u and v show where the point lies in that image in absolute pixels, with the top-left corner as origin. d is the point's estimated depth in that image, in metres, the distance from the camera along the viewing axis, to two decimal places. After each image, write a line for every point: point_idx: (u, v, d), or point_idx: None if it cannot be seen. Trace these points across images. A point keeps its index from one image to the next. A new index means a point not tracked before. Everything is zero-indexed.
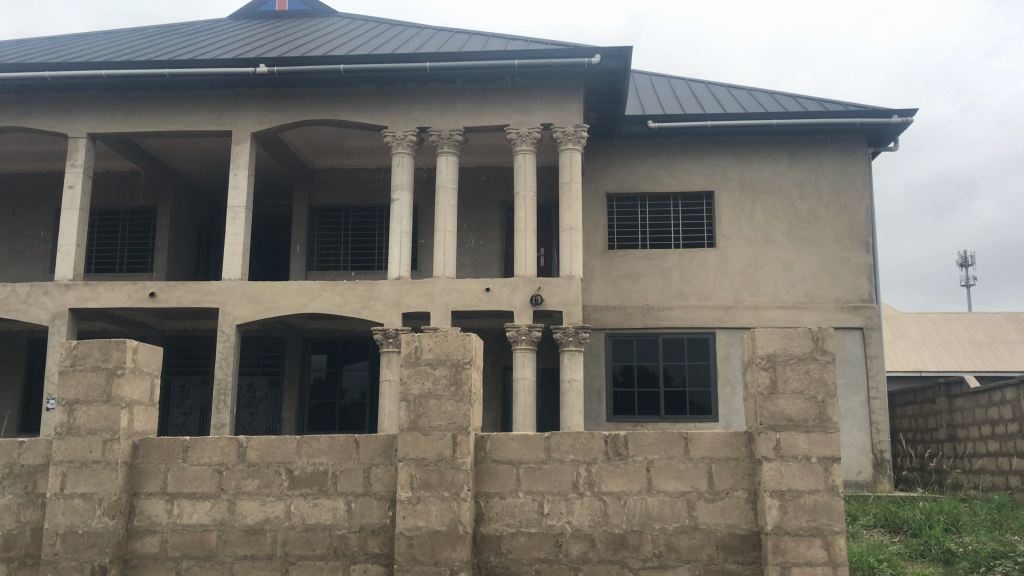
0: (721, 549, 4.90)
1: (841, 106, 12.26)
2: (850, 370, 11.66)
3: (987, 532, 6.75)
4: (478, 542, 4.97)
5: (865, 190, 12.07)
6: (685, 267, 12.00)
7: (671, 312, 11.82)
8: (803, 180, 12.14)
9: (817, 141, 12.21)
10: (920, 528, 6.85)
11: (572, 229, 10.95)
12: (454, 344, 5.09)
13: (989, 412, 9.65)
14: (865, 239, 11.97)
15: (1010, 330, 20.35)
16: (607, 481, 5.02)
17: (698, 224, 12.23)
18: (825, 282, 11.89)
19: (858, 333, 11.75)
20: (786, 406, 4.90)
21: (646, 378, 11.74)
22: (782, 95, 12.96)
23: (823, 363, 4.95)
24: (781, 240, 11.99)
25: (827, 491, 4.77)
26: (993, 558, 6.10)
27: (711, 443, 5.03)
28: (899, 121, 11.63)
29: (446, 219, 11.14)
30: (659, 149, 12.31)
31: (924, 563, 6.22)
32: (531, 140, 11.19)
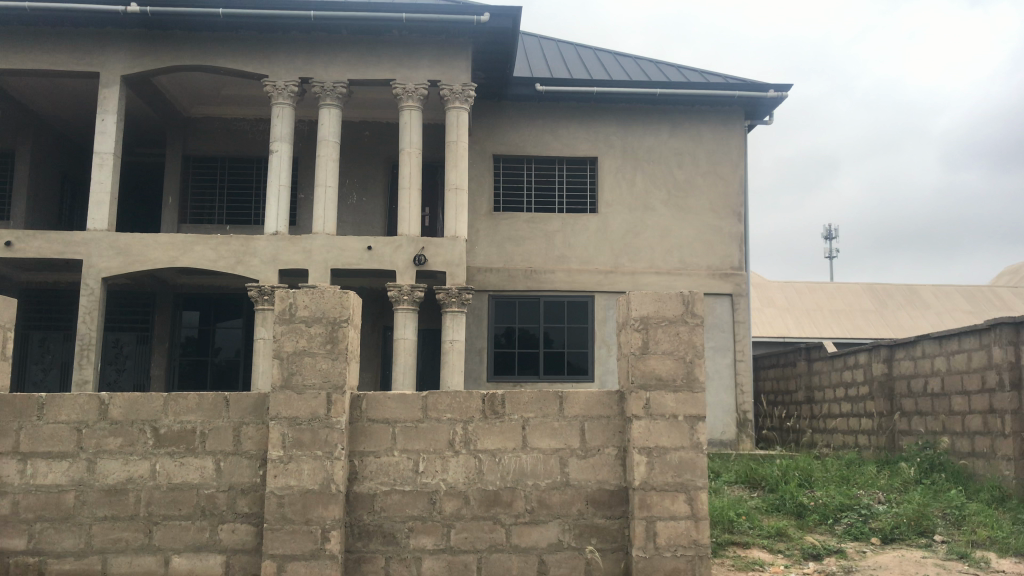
0: (590, 505, 5.04)
1: (720, 78, 12.61)
2: (719, 334, 12.12)
3: (837, 486, 7.19)
4: (351, 500, 4.96)
5: (740, 162, 12.48)
6: (567, 231, 12.14)
7: (552, 275, 11.96)
8: (682, 149, 12.44)
9: (697, 112, 12.53)
10: (777, 484, 7.26)
11: (457, 188, 10.88)
12: (331, 301, 4.99)
13: (843, 375, 10.23)
14: (737, 209, 12.41)
15: (865, 300, 21.62)
16: (483, 439, 5.06)
17: (581, 189, 12.38)
18: (699, 249, 12.28)
19: (727, 299, 12.21)
20: (656, 365, 5.05)
21: (526, 339, 11.88)
22: (665, 65, 13.21)
23: (692, 325, 5.12)
24: (659, 207, 12.29)
25: (692, 447, 4.97)
26: (839, 511, 6.52)
27: (584, 402, 5.14)
28: (774, 96, 12.09)
29: (327, 174, 10.87)
30: (545, 113, 12.35)
31: (778, 516, 6.59)
32: (417, 96, 11.01)
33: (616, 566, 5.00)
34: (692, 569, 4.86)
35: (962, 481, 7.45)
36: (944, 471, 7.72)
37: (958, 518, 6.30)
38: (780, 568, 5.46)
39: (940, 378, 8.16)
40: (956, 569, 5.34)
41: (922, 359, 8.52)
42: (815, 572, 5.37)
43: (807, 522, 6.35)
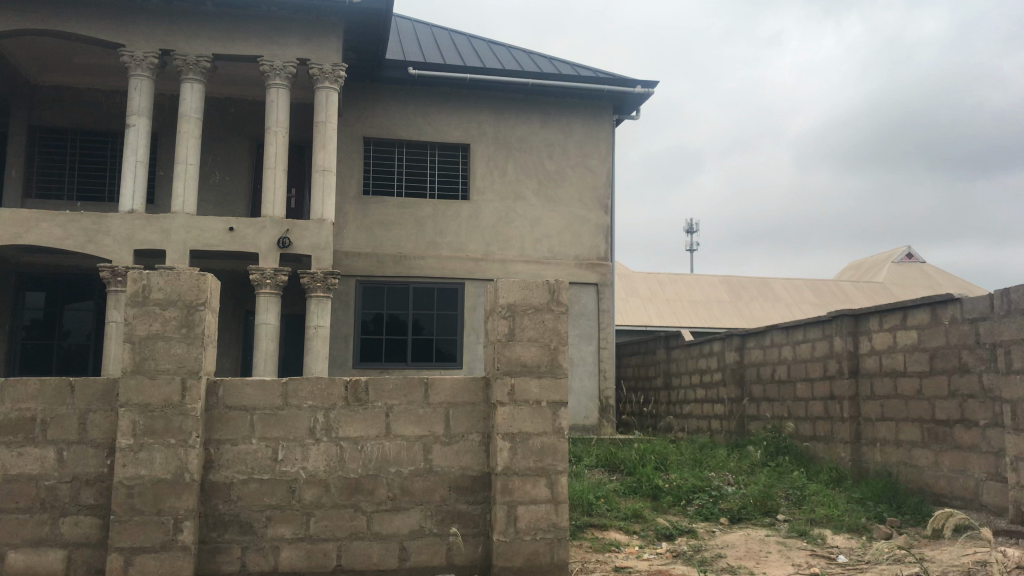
0: (452, 491, 5.06)
1: (591, 71, 12.87)
2: (584, 322, 12.38)
3: (690, 468, 7.50)
4: (206, 490, 4.80)
5: (607, 155, 12.78)
6: (438, 217, 12.09)
7: (422, 261, 11.89)
8: (552, 140, 12.62)
9: (568, 104, 12.73)
10: (634, 467, 7.51)
11: (325, 171, 10.66)
12: (188, 283, 4.79)
13: (699, 363, 10.67)
14: (605, 200, 12.71)
15: (722, 292, 22.59)
16: (346, 426, 5.00)
17: (452, 175, 12.36)
18: (566, 239, 12.50)
19: (593, 288, 12.50)
20: (521, 352, 5.12)
21: (394, 326, 11.78)
22: (538, 55, 13.35)
23: (558, 313, 5.21)
24: (529, 196, 12.42)
25: (554, 433, 5.07)
26: (692, 492, 6.81)
27: (449, 389, 5.14)
28: (642, 92, 12.47)
29: (188, 151, 10.42)
30: (418, 98, 12.26)
31: (635, 498, 6.82)
32: (285, 75, 10.70)
33: (476, 551, 5.05)
34: (551, 551, 4.96)
35: (804, 463, 7.92)
36: (788, 453, 8.18)
37: (799, 497, 6.69)
38: (635, 549, 5.64)
39: (787, 366, 8.63)
40: (796, 546, 5.67)
41: (770, 348, 8.98)
42: (667, 552, 5.59)
43: (661, 504, 6.60)
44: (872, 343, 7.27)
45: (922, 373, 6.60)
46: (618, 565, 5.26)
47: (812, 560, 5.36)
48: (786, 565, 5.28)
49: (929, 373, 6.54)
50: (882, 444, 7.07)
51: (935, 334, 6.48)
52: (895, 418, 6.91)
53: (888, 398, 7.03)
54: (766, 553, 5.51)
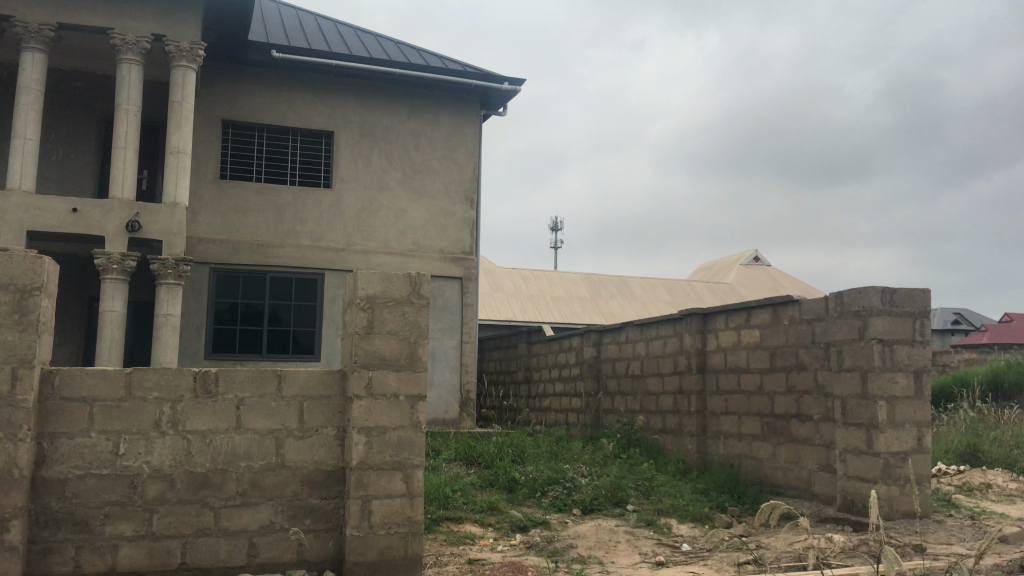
0: (305, 485, 4.96)
1: (459, 65, 12.89)
2: (447, 315, 12.39)
3: (546, 461, 7.65)
4: (37, 486, 4.51)
5: (474, 150, 12.83)
6: (299, 206, 11.79)
7: (281, 250, 11.58)
8: (419, 132, 12.55)
9: (436, 97, 12.69)
10: (491, 460, 7.58)
11: (180, 153, 10.21)
12: (22, 266, 4.48)
13: (559, 358, 10.89)
14: (470, 195, 12.75)
15: (583, 289, 23.11)
16: (194, 419, 4.80)
17: (316, 163, 12.08)
18: (431, 232, 12.46)
19: (457, 282, 12.52)
20: (380, 345, 5.06)
21: (250, 316, 11.42)
22: (407, 46, 13.23)
23: (418, 307, 5.18)
24: (395, 188, 12.31)
25: (411, 427, 5.05)
26: (547, 484, 6.94)
27: (304, 381, 5.03)
28: (509, 89, 12.60)
29: (27, 125, 9.74)
30: (281, 82, 11.91)
31: (491, 490, 6.89)
32: (138, 50, 10.15)
33: (328, 546, 4.97)
34: (405, 545, 4.94)
35: (654, 455, 8.21)
36: (639, 446, 8.47)
37: (648, 489, 6.93)
38: (489, 541, 5.70)
39: (640, 361, 8.93)
40: (643, 536, 5.87)
41: (625, 344, 9.26)
42: (520, 543, 5.66)
43: (517, 496, 6.70)
44: (719, 340, 7.62)
45: (763, 370, 6.98)
46: (471, 558, 5.29)
47: (657, 549, 5.57)
48: (634, 555, 5.46)
49: (769, 370, 6.91)
50: (726, 437, 7.42)
51: (776, 333, 6.85)
52: (738, 412, 7.27)
53: (732, 393, 7.39)
54: (615, 543, 5.68)
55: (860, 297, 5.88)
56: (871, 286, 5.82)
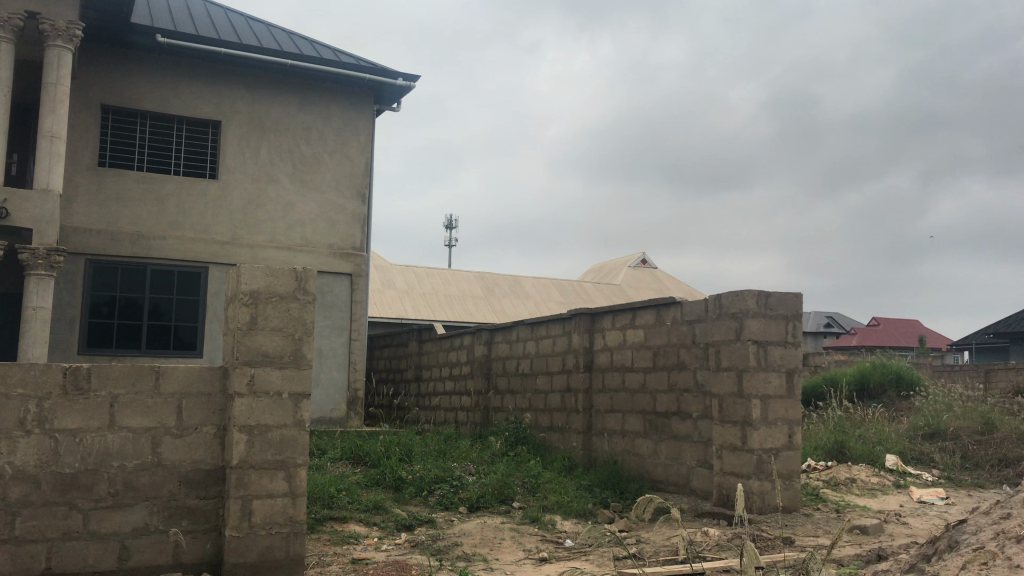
0: (182, 485, 4.81)
1: (353, 59, 12.72)
2: (336, 312, 12.21)
3: (433, 460, 7.64)
4: None
5: (366, 145, 12.69)
6: (183, 196, 11.38)
7: (163, 242, 11.16)
8: (310, 125, 12.32)
9: (328, 90, 12.49)
10: (378, 459, 7.52)
11: (56, 137, 9.72)
12: None
13: (449, 356, 10.89)
14: (362, 190, 12.60)
15: (475, 287, 23.18)
16: (62, 417, 4.58)
17: (201, 153, 11.69)
18: (321, 227, 12.26)
19: (346, 279, 12.35)
20: (263, 341, 4.95)
21: (128, 310, 10.96)
22: (299, 37, 12.96)
23: (303, 303, 5.10)
24: (284, 181, 12.05)
25: (294, 425, 4.96)
26: (434, 482, 6.94)
27: (183, 378, 4.86)
28: (402, 85, 12.52)
29: None
30: (165, 68, 11.46)
31: (377, 489, 6.84)
32: (10, 27, 9.56)
33: (206, 547, 4.83)
34: (286, 546, 4.85)
35: (541, 452, 8.32)
36: (527, 443, 8.56)
37: (533, 486, 7.02)
38: (373, 540, 5.65)
39: (529, 360, 9.02)
40: (528, 532, 5.95)
41: (515, 343, 9.34)
42: (405, 542, 5.64)
43: (403, 495, 6.67)
44: (606, 340, 7.78)
45: (647, 370, 7.17)
46: (355, 557, 5.23)
47: (541, 545, 5.64)
48: (517, 551, 5.52)
49: (652, 369, 7.10)
50: (610, 435, 7.59)
51: (659, 333, 7.05)
52: (622, 410, 7.45)
53: (616, 392, 7.56)
54: (500, 540, 5.73)
55: (736, 299, 6.11)
56: (747, 289, 6.06)
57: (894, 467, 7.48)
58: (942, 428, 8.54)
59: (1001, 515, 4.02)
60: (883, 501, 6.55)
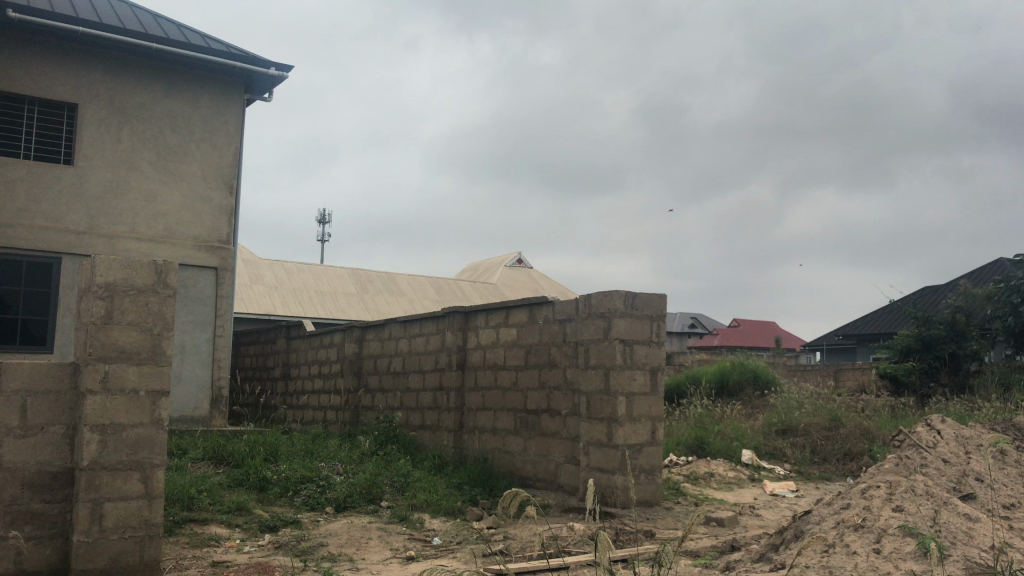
0: (26, 489, 4.53)
1: (222, 45, 12.29)
2: (199, 307, 11.76)
3: (300, 459, 7.48)
4: None
5: (235, 135, 12.30)
6: (34, 182, 10.65)
7: (11, 230, 10.42)
8: (175, 112, 11.81)
9: (195, 77, 12.01)
10: (242, 459, 7.31)
11: None
12: None
13: (319, 353, 10.69)
14: (229, 181, 12.20)
15: (349, 284, 22.84)
16: None
17: (55, 136, 11.01)
18: (185, 218, 11.78)
19: (211, 273, 11.90)
20: (119, 336, 4.72)
21: None
22: (164, 20, 12.40)
23: (163, 297, 4.89)
24: (146, 169, 11.50)
25: (151, 424, 4.75)
26: (300, 483, 6.79)
27: (29, 374, 4.59)
28: (275, 75, 12.21)
29: None
30: (17, 45, 10.71)
31: (241, 490, 6.64)
32: None
33: (51, 554, 4.56)
34: (140, 550, 4.64)
35: (410, 450, 8.28)
36: (397, 442, 8.50)
37: (403, 484, 6.98)
38: (235, 543, 5.48)
39: (401, 358, 8.96)
40: (396, 531, 5.91)
41: (387, 341, 9.26)
42: (269, 543, 5.50)
43: (268, 496, 6.50)
44: (478, 338, 7.82)
45: (518, 368, 7.25)
46: (215, 559, 5.06)
47: (409, 544, 5.61)
48: (384, 550, 5.47)
49: (524, 367, 7.19)
50: (481, 432, 7.64)
51: (531, 332, 7.14)
52: (493, 408, 7.50)
53: (488, 390, 7.62)
54: (367, 540, 5.67)
55: (605, 300, 6.26)
56: (616, 290, 6.22)
57: (749, 461, 7.85)
58: (793, 424, 9.02)
59: (842, 505, 4.29)
60: (738, 494, 6.86)
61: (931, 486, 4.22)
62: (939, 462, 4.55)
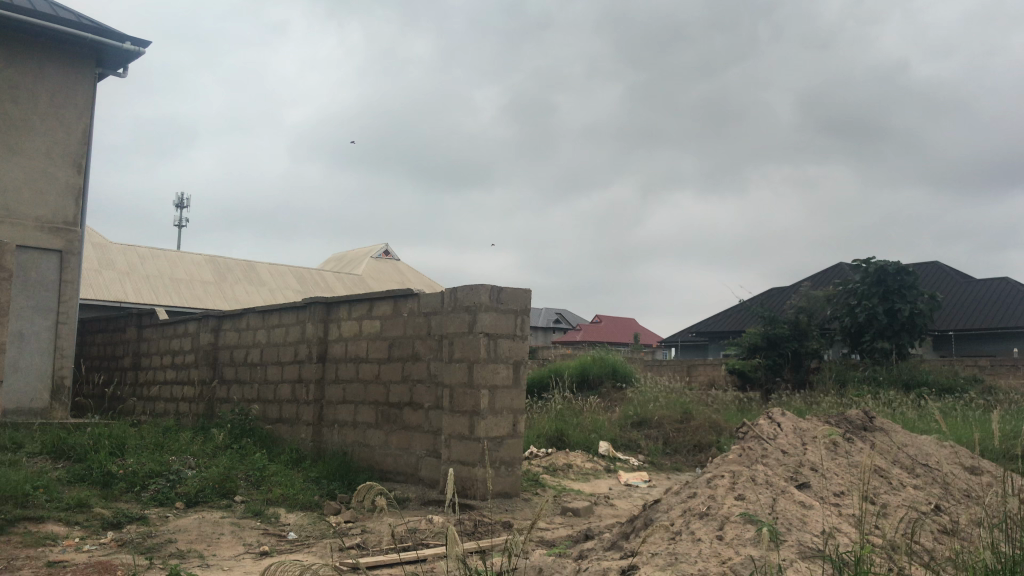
0: None
1: (73, 15, 11.58)
2: (41, 293, 11.01)
3: (148, 453, 7.16)
4: None
5: (85, 111, 11.61)
6: None
7: None
8: (18, 84, 11.01)
9: (41, 47, 11.27)
10: (85, 453, 6.93)
11: None
12: None
13: (172, 343, 10.26)
14: (78, 159, 11.48)
15: (206, 272, 21.98)
16: None
17: None
18: (27, 197, 10.98)
19: (55, 256, 11.15)
20: None
21: None
22: None
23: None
24: None
25: None
26: (148, 477, 6.51)
27: None
28: (131, 50, 11.63)
29: None
30: None
31: (83, 486, 6.30)
32: None
33: None
34: None
35: (267, 444, 8.08)
36: (252, 435, 8.27)
37: (258, 478, 6.79)
38: (75, 541, 5.19)
39: (260, 349, 8.73)
40: (249, 526, 5.75)
41: (245, 331, 8.99)
42: (112, 541, 5.24)
43: (113, 491, 6.20)
44: (340, 330, 7.71)
45: (380, 361, 7.20)
46: (52, 559, 4.77)
47: (263, 539, 5.47)
48: (237, 546, 5.32)
49: (386, 360, 7.14)
50: (341, 426, 7.54)
51: (394, 325, 7.10)
52: (354, 400, 7.42)
53: (349, 382, 7.52)
54: (218, 536, 5.49)
55: (470, 293, 6.28)
56: (481, 284, 6.26)
57: (605, 453, 8.08)
58: (648, 417, 9.35)
59: (689, 494, 4.49)
60: (594, 484, 7.06)
61: (771, 476, 4.48)
62: (778, 453, 4.83)
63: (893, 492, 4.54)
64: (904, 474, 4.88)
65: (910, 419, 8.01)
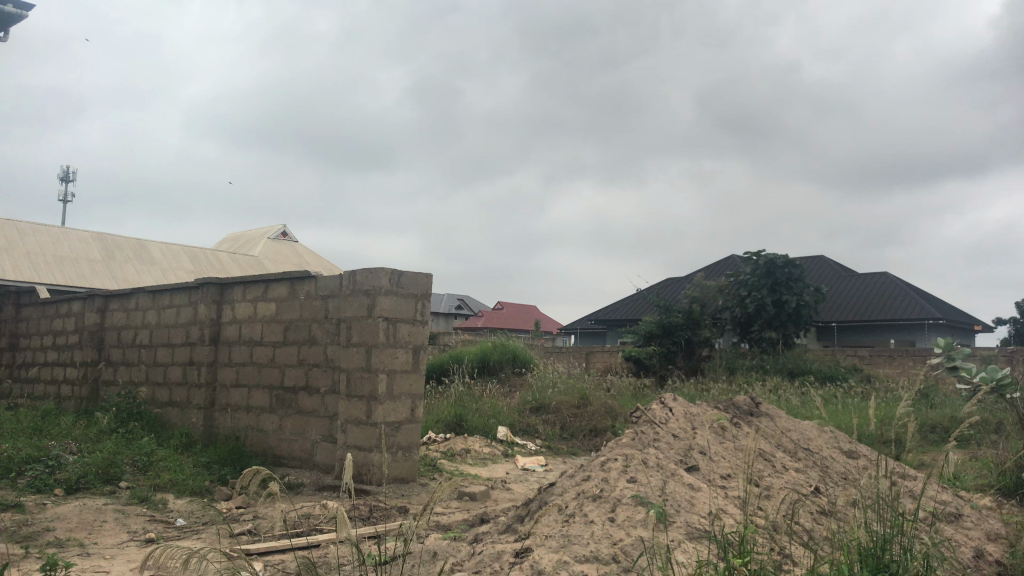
0: None
1: None
2: None
3: (25, 438, 6.82)
4: None
5: None
6: None
7: None
8: None
9: None
10: None
11: None
12: None
13: (54, 323, 9.79)
14: None
15: (93, 249, 21.02)
16: None
17: None
18: None
19: None
20: None
21: None
22: None
23: None
24: None
25: None
26: (24, 463, 6.21)
27: None
28: (13, 12, 10.98)
29: None
30: None
31: None
32: None
33: None
34: None
35: (155, 428, 7.81)
36: (140, 419, 7.98)
37: (145, 464, 6.56)
38: None
39: (149, 330, 8.43)
40: (134, 513, 5.56)
41: (133, 312, 8.66)
42: None
43: None
44: (234, 312, 7.51)
45: (275, 344, 7.05)
46: None
47: (149, 526, 5.30)
48: (121, 533, 5.13)
49: (282, 343, 7.00)
50: (234, 410, 7.36)
51: (291, 307, 6.97)
52: (248, 384, 7.25)
53: (243, 365, 7.34)
54: (101, 523, 5.29)
55: (370, 277, 6.21)
56: (381, 268, 6.19)
57: (503, 438, 8.14)
58: (546, 402, 9.46)
59: (583, 477, 4.57)
60: (491, 468, 7.11)
61: (661, 459, 4.60)
62: (669, 437, 4.96)
63: (776, 474, 4.73)
64: (786, 458, 5.09)
65: (794, 406, 8.36)
